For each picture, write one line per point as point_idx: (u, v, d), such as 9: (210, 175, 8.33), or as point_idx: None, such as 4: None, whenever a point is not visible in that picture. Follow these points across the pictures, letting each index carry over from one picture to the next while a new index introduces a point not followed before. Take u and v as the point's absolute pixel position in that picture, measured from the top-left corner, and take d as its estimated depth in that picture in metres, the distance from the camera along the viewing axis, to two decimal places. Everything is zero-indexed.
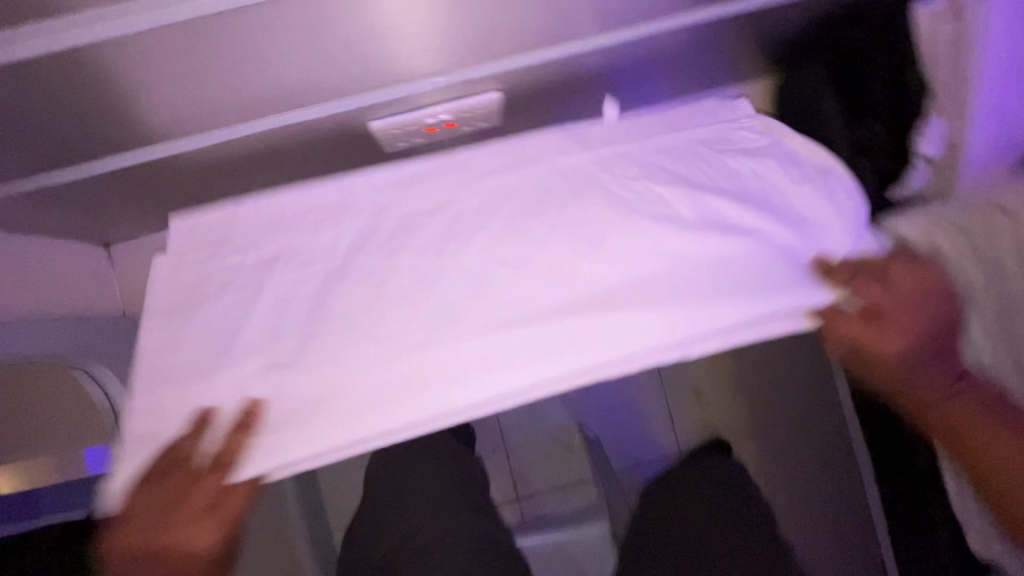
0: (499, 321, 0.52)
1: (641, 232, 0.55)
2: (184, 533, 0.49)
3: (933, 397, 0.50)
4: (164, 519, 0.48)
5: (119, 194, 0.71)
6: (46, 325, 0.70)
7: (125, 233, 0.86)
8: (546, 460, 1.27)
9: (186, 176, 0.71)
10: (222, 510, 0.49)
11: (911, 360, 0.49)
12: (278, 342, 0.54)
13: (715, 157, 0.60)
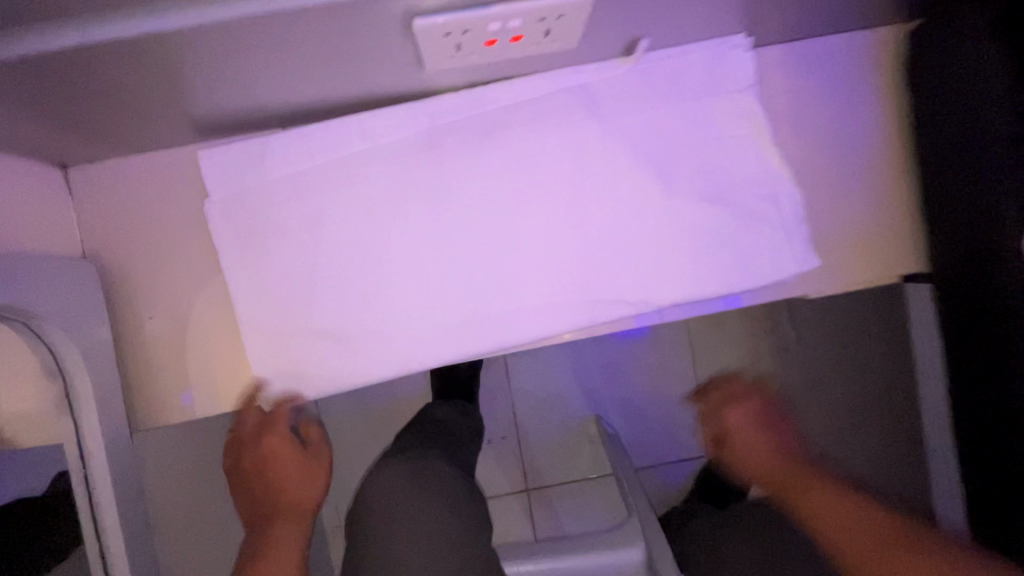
0: (495, 281, 0.65)
1: (614, 220, 0.64)
2: (292, 547, 0.67)
3: (762, 455, 0.82)
4: (273, 554, 0.66)
5: (71, 87, 0.49)
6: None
7: (91, 147, 0.61)
8: (561, 454, 1.15)
9: (169, 75, 0.50)
10: (304, 487, 0.71)
11: (743, 432, 0.87)
12: (308, 288, 0.64)
13: (695, 145, 0.63)
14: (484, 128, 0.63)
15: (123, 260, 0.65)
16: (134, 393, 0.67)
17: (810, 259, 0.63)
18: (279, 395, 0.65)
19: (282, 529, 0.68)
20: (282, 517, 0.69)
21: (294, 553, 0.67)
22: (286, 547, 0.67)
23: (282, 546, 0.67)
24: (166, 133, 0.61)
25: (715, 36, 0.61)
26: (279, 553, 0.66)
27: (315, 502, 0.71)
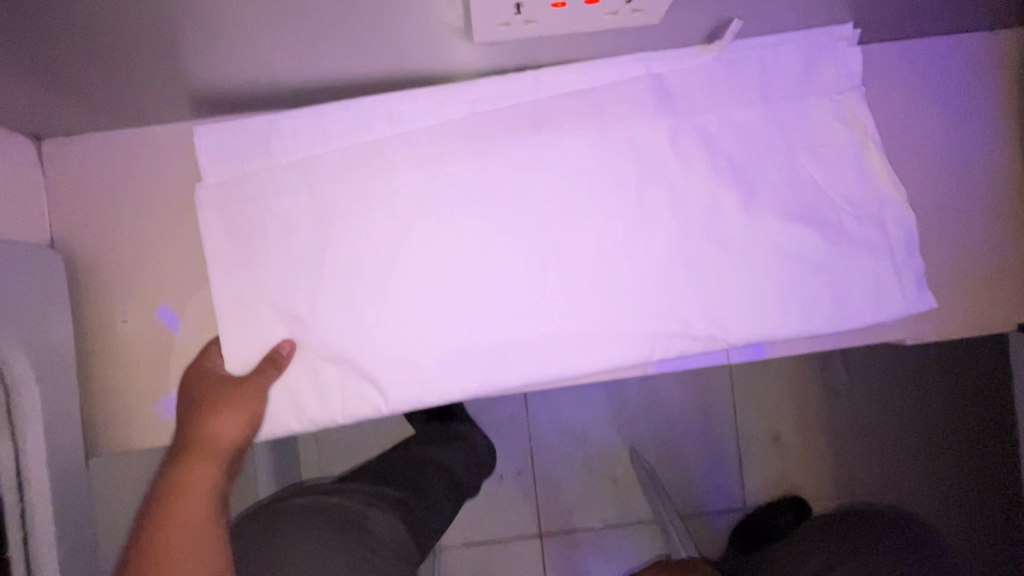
0: (532, 301, 0.55)
1: (681, 239, 0.54)
2: (205, 492, 0.48)
3: None
4: (174, 505, 0.47)
5: (43, 37, 0.39)
6: None
7: (66, 117, 0.51)
8: (577, 494, 1.02)
9: (157, 26, 0.40)
10: (231, 399, 0.51)
11: None
12: (310, 299, 0.54)
13: (781, 155, 0.53)
14: (530, 117, 0.53)
15: (98, 252, 0.56)
16: (96, 406, 0.57)
17: (924, 299, 0.52)
18: (256, 359, 0.54)
19: (185, 469, 0.49)
20: (189, 452, 0.49)
21: (209, 498, 0.48)
22: (195, 491, 0.48)
23: (186, 491, 0.47)
24: (158, 107, 0.52)
25: (819, 21, 0.50)
26: (184, 500, 0.47)
27: (235, 438, 0.51)
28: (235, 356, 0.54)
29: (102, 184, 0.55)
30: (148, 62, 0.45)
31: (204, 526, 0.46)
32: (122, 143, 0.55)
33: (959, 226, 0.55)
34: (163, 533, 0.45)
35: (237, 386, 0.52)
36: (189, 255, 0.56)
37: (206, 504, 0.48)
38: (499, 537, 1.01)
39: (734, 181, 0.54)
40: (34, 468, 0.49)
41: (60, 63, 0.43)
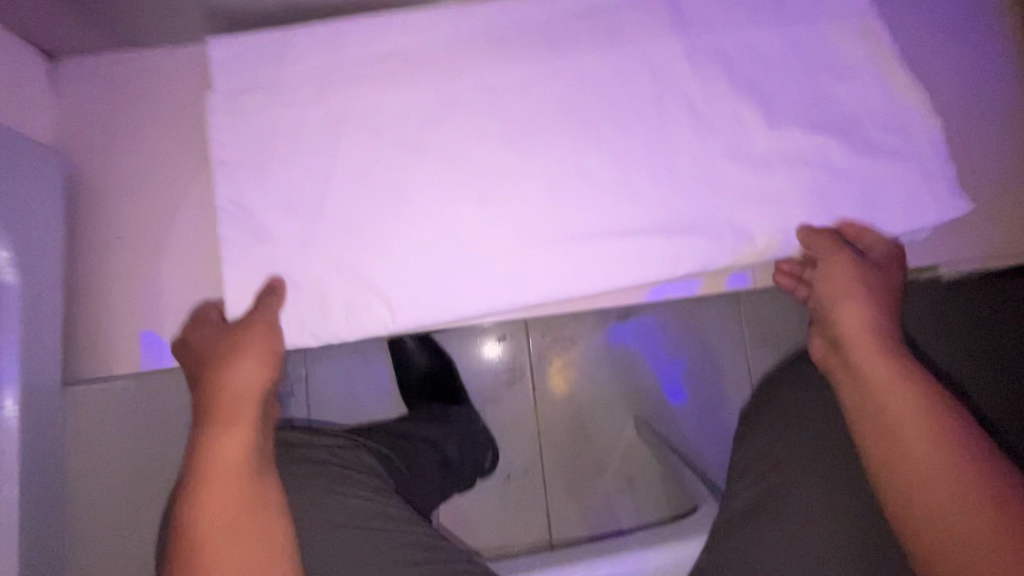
0: (551, 217, 0.52)
1: (703, 153, 0.52)
2: (239, 466, 0.45)
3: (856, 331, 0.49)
4: (207, 490, 0.44)
5: None
6: None
7: (83, 32, 0.51)
8: (587, 492, 0.97)
9: None
10: (242, 350, 0.48)
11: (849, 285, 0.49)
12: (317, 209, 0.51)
13: (802, 71, 0.53)
14: (546, 35, 0.53)
15: (100, 171, 0.54)
16: (83, 334, 0.53)
17: (960, 206, 0.50)
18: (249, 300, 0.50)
19: (216, 439, 0.45)
20: (217, 419, 0.46)
21: (242, 472, 0.45)
22: (229, 466, 0.45)
23: (223, 461, 0.44)
24: (174, 23, 0.52)
25: None
26: (221, 471, 0.44)
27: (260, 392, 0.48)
28: (233, 274, 0.50)
29: (109, 101, 0.54)
30: None
31: (251, 501, 0.44)
32: (134, 61, 0.55)
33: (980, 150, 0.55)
34: (206, 515, 0.43)
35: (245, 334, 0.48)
36: (191, 173, 0.54)
37: (243, 475, 0.45)
38: (510, 539, 0.95)
39: (754, 95, 0.53)
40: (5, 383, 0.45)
41: None
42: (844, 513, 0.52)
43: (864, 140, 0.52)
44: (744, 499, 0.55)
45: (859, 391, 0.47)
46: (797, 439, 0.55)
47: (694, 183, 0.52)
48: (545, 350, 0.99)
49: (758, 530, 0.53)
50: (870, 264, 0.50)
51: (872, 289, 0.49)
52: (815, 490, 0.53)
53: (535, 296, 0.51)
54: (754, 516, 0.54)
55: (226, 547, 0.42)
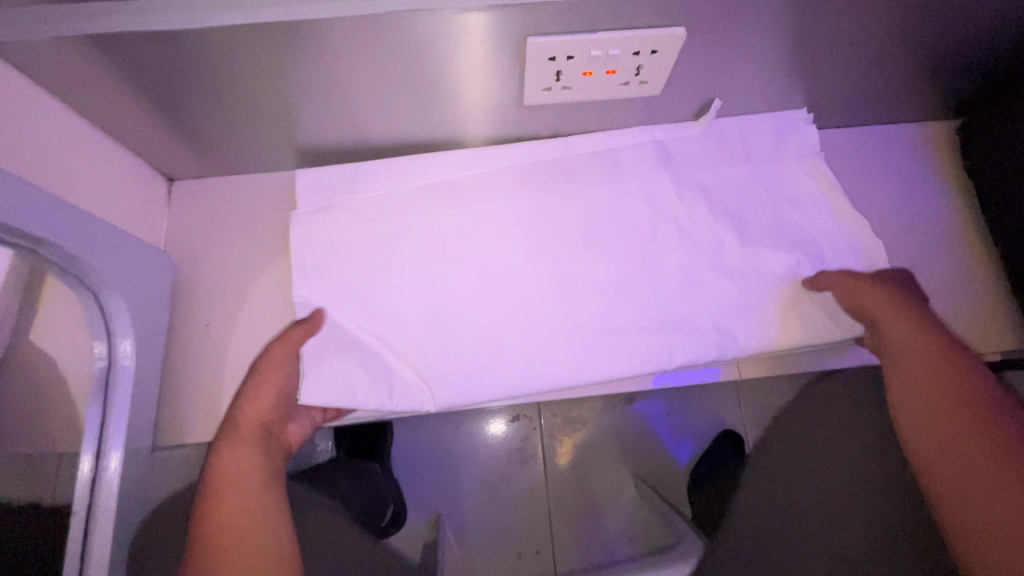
0: (563, 312, 0.62)
1: (690, 265, 0.63)
2: (247, 472, 0.55)
3: (910, 341, 0.56)
4: (225, 482, 0.54)
5: (222, 105, 0.55)
6: (83, 253, 0.50)
7: (198, 164, 0.66)
8: (582, 542, 1.02)
9: (303, 95, 0.55)
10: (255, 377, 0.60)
11: (869, 288, 0.59)
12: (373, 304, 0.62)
13: (767, 200, 0.65)
14: (564, 168, 0.66)
15: (196, 269, 0.66)
16: (168, 406, 0.62)
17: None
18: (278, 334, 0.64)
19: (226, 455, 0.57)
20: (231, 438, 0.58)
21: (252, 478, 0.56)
22: (239, 473, 0.56)
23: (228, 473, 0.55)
24: (271, 158, 0.66)
25: (785, 105, 0.66)
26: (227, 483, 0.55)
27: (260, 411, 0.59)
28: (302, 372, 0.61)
29: (211, 213, 0.68)
30: (282, 125, 0.60)
31: (254, 495, 0.54)
32: (235, 181, 0.69)
33: (911, 267, 0.68)
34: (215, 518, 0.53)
35: (275, 356, 0.59)
36: (271, 272, 0.66)
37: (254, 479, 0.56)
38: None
39: (731, 219, 0.65)
40: (113, 451, 0.54)
41: (219, 124, 0.58)
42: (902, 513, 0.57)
43: (822, 257, 0.63)
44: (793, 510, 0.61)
45: (898, 368, 0.56)
46: (820, 455, 0.62)
47: (685, 288, 0.63)
48: (556, 429, 1.07)
49: (775, 527, 0.60)
50: (880, 282, 0.60)
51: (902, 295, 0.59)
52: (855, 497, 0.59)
53: (552, 383, 0.60)
54: (787, 515, 0.61)
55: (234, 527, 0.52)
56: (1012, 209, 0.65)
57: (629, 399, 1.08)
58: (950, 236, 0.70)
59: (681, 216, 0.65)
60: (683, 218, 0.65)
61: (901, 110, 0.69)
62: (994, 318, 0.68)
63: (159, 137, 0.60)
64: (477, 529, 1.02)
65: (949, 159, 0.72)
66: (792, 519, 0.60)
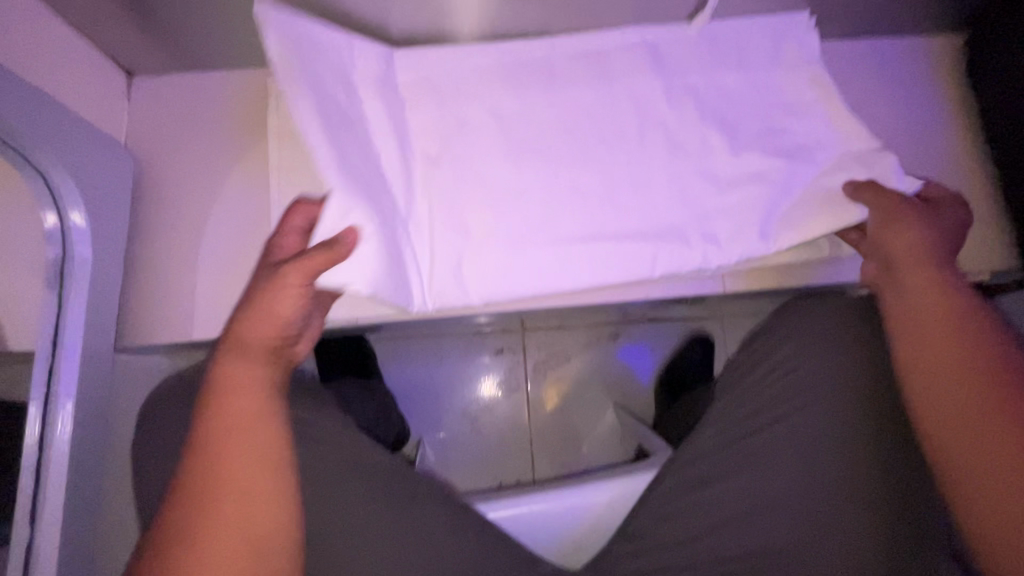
0: (544, 219, 0.60)
1: (678, 173, 0.61)
2: (254, 391, 0.51)
3: (929, 282, 0.54)
4: (230, 398, 0.50)
5: None
6: (33, 142, 0.47)
7: (156, 56, 0.61)
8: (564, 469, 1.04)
9: None
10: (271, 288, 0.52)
11: (904, 222, 0.56)
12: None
13: (760, 108, 0.62)
14: (550, 69, 0.63)
15: (161, 169, 0.63)
16: (134, 308, 0.60)
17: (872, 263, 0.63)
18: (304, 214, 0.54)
19: (233, 366, 0.51)
20: (237, 346, 0.51)
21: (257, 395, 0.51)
22: (243, 386, 0.51)
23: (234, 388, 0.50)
24: (237, 51, 0.62)
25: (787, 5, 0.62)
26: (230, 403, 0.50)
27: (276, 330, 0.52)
28: None
29: (175, 110, 0.64)
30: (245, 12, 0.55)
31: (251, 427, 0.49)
32: (201, 77, 0.65)
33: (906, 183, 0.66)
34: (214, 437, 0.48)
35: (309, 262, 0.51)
36: (241, 172, 0.63)
37: (261, 409, 0.50)
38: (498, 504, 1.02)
39: (723, 126, 0.62)
40: (70, 344, 0.52)
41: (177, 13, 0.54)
42: (879, 425, 0.57)
43: (816, 166, 0.61)
44: (770, 414, 0.60)
45: (904, 310, 0.54)
46: (810, 364, 0.61)
47: (672, 197, 0.60)
48: (541, 363, 1.07)
49: (756, 436, 0.60)
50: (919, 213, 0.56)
51: (930, 230, 0.56)
52: (836, 408, 0.58)
53: (530, 291, 0.59)
54: (763, 419, 0.60)
55: (223, 469, 0.47)
56: (1013, 124, 0.63)
57: (615, 335, 1.08)
58: (948, 154, 0.67)
59: (670, 123, 0.62)
60: (673, 125, 0.62)
61: (909, 18, 0.65)
62: (984, 238, 0.66)
63: (114, 26, 0.56)
64: (459, 455, 1.03)
65: (954, 74, 0.69)
66: (766, 425, 0.60)
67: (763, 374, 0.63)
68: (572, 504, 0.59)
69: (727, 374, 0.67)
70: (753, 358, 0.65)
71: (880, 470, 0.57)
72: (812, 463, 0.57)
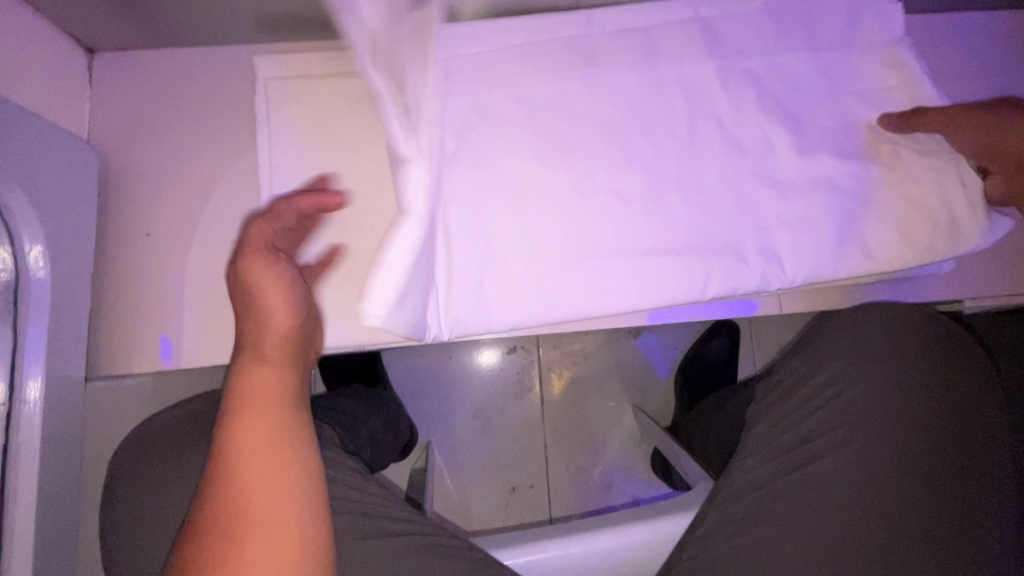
0: (577, 226, 0.52)
1: (733, 176, 0.52)
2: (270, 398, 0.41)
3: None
4: (248, 412, 0.40)
5: None
6: None
7: (123, 30, 0.51)
8: (577, 474, 0.99)
9: None
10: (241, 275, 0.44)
11: (977, 124, 0.50)
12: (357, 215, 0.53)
13: (830, 98, 0.53)
14: (586, 51, 0.54)
15: (131, 166, 0.54)
16: (108, 329, 0.53)
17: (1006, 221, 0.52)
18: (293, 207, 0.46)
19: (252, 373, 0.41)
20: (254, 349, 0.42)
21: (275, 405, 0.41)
22: (263, 395, 0.41)
23: (253, 398, 0.41)
24: (217, 26, 0.52)
25: None
26: (249, 417, 0.40)
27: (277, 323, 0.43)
28: None
29: (147, 95, 0.55)
30: None
31: (280, 438, 0.40)
32: (175, 55, 0.55)
33: None
34: (237, 463, 0.38)
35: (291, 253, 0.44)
36: (227, 170, 0.54)
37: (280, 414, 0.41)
38: (510, 515, 0.97)
39: (787, 119, 0.53)
40: (30, 384, 0.45)
41: None
42: (942, 453, 0.50)
43: (895, 167, 0.52)
44: (822, 441, 0.53)
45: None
46: (865, 387, 0.53)
47: (726, 204, 0.52)
48: (555, 362, 1.00)
49: (807, 467, 0.52)
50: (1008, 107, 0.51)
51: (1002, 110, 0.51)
52: (897, 435, 0.51)
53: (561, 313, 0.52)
54: (812, 448, 0.53)
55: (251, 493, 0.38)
56: None
57: (634, 332, 1.02)
58: None
59: (724, 115, 0.53)
60: (730, 119, 0.53)
61: None
62: None
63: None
64: (470, 460, 0.98)
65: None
66: (819, 456, 0.52)
67: (808, 398, 0.56)
68: (599, 552, 0.52)
69: (760, 399, 0.60)
70: (793, 380, 0.58)
71: (950, 504, 0.49)
72: (875, 500, 0.49)
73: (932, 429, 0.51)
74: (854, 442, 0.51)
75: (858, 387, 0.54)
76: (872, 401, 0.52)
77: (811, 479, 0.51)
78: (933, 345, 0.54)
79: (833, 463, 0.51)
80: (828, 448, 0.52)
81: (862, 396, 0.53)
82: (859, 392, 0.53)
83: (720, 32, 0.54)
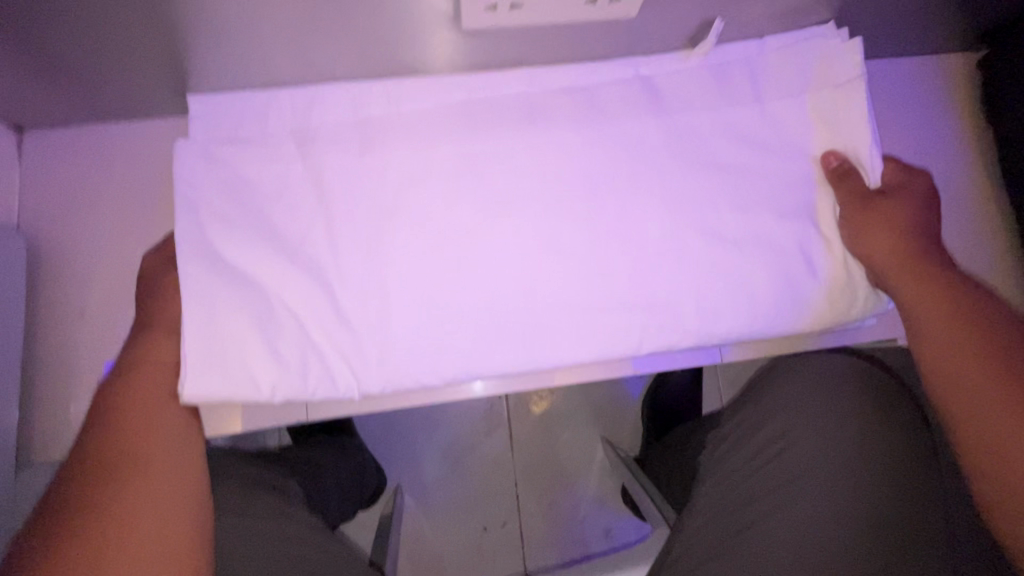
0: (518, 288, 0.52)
1: (671, 232, 0.53)
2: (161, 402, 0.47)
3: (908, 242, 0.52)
4: (136, 408, 0.45)
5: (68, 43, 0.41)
6: None
7: (54, 110, 0.51)
8: (550, 511, 0.98)
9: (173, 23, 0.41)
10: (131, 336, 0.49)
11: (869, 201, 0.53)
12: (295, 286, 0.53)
13: (760, 153, 0.55)
14: (525, 111, 0.54)
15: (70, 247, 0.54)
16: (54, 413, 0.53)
17: None
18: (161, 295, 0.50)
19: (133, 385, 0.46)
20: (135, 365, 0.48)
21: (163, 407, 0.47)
22: (150, 400, 0.46)
23: (139, 401, 0.46)
24: (154, 102, 0.52)
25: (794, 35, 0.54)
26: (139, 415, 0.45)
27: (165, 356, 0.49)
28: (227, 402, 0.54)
29: (83, 172, 0.54)
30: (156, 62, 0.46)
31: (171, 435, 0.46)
32: (111, 131, 0.55)
33: None
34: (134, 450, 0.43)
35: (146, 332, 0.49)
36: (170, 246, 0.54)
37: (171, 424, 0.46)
38: (482, 557, 0.96)
39: (720, 174, 0.54)
40: None
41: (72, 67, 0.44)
42: (880, 508, 0.50)
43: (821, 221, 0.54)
44: (766, 501, 0.54)
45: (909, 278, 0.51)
46: (801, 441, 0.55)
47: (663, 260, 0.53)
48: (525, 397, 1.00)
49: (752, 526, 0.53)
50: (900, 193, 0.54)
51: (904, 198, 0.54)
52: (835, 481, 0.52)
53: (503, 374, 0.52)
54: (755, 510, 0.54)
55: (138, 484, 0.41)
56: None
57: None
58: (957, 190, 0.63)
59: (661, 170, 0.54)
60: (666, 174, 0.54)
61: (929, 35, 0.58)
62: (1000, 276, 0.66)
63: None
64: (441, 501, 0.97)
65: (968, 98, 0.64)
66: (763, 516, 0.53)
67: (750, 457, 0.57)
68: None
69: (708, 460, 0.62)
70: (736, 440, 0.60)
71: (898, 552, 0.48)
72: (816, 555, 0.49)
73: (873, 477, 0.52)
74: (794, 497, 0.53)
75: (798, 443, 0.55)
76: (810, 456, 0.54)
77: (757, 535, 0.52)
78: (865, 396, 0.56)
79: (776, 519, 0.52)
80: (770, 503, 0.54)
81: (801, 450, 0.55)
82: (800, 447, 0.55)
83: (654, 91, 0.55)
